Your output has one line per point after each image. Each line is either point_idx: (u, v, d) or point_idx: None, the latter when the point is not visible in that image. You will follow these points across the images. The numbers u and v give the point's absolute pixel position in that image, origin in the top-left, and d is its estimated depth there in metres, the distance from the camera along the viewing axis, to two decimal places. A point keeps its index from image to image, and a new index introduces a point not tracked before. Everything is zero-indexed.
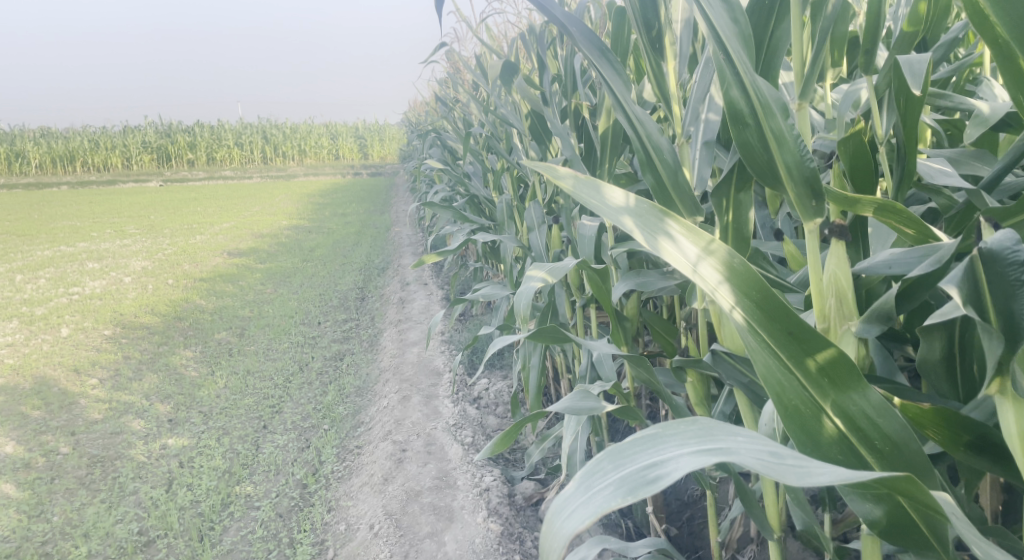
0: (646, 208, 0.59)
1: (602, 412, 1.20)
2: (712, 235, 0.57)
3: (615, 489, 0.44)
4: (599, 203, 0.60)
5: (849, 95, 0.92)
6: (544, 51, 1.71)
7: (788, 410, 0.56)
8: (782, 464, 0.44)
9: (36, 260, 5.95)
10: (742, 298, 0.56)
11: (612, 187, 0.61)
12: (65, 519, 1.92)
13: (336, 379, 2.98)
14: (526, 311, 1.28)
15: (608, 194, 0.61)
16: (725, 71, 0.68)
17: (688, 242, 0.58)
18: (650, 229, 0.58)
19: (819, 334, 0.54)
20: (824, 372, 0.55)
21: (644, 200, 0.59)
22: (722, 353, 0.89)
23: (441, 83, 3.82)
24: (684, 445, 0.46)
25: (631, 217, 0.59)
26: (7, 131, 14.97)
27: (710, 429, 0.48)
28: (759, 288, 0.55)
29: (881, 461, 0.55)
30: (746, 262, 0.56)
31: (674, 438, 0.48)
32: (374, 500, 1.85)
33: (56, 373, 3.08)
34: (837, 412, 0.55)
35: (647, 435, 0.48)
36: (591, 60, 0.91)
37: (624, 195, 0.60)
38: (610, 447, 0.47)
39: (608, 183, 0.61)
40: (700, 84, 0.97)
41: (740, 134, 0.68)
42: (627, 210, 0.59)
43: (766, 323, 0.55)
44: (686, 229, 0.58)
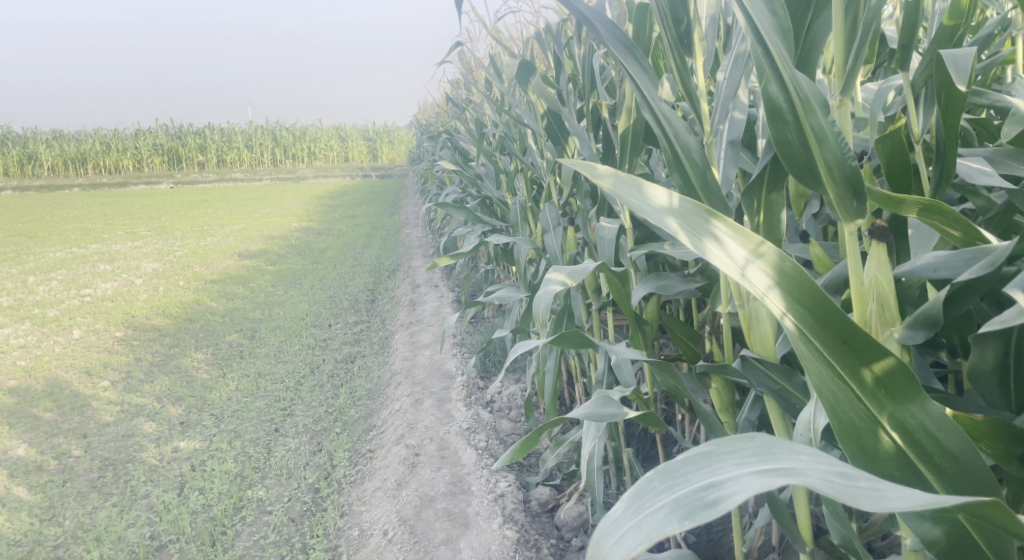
0: (691, 208, 0.56)
1: (624, 418, 1.17)
2: (762, 236, 0.55)
3: (670, 512, 0.42)
4: (640, 203, 0.58)
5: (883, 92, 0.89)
6: (560, 50, 1.68)
7: (842, 424, 0.54)
8: (855, 487, 0.42)
9: (48, 261, 5.99)
10: (793, 304, 0.54)
11: (654, 185, 0.58)
12: (77, 523, 1.90)
13: (347, 382, 2.97)
14: (545, 316, 1.24)
15: (649, 193, 0.58)
16: (764, 65, 0.65)
17: (736, 245, 0.55)
18: (694, 230, 0.56)
19: (877, 344, 0.51)
20: (882, 384, 0.52)
21: (688, 199, 0.57)
22: (752, 359, 0.87)
23: (453, 84, 3.80)
24: (743, 465, 0.44)
25: (674, 218, 0.56)
26: (20, 134, 15.14)
27: (770, 448, 0.46)
28: (812, 293, 0.53)
29: (941, 476, 0.52)
30: (799, 266, 0.53)
31: (730, 457, 0.46)
32: (387, 505, 1.83)
33: (68, 375, 3.08)
34: (894, 426, 0.52)
35: (701, 453, 0.46)
36: (618, 57, 0.89)
37: (667, 194, 0.58)
38: (661, 465, 0.45)
39: (650, 180, 0.58)
40: (729, 82, 0.93)
41: (777, 130, 0.65)
42: (671, 210, 0.57)
43: (819, 331, 0.53)
44: (734, 231, 0.55)
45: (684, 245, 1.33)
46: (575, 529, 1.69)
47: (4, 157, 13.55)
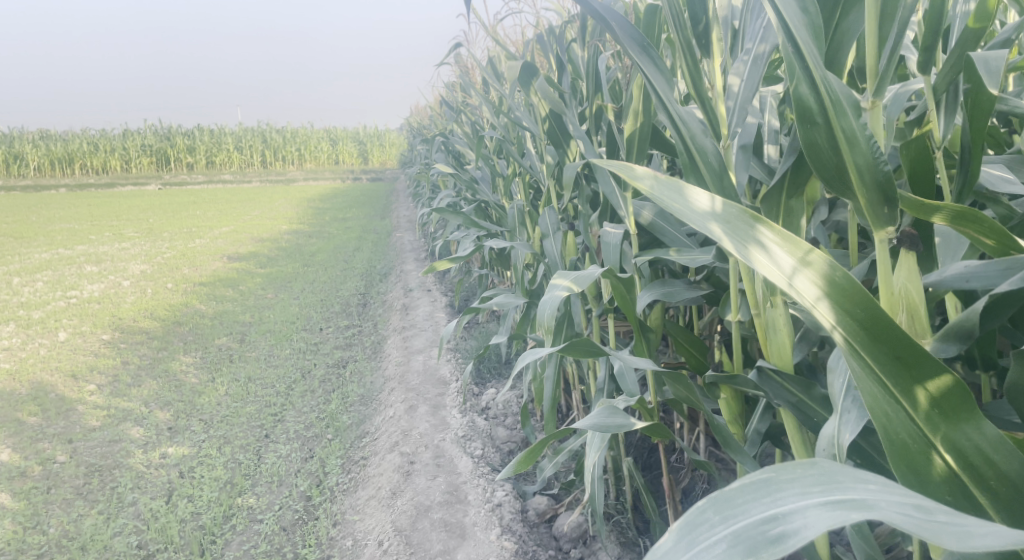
0: (736, 214, 0.56)
1: (631, 429, 1.14)
2: (810, 245, 0.54)
3: (730, 547, 0.43)
4: (683, 207, 0.58)
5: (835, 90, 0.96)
6: (563, 51, 1.67)
7: (895, 446, 0.53)
8: (929, 520, 0.42)
9: (34, 262, 5.89)
10: (844, 317, 0.53)
11: (698, 189, 0.58)
12: (61, 532, 1.84)
13: (339, 387, 2.92)
14: (550, 322, 1.21)
15: (691, 197, 0.58)
16: (794, 64, 0.63)
17: (783, 252, 0.55)
18: (739, 237, 0.55)
19: (932, 361, 0.51)
20: (936, 403, 0.52)
21: (731, 205, 0.57)
22: (768, 370, 0.87)
23: (449, 87, 3.77)
24: (806, 498, 0.45)
25: (719, 223, 0.56)
26: (7, 133, 14.96)
27: (834, 473, 0.47)
28: (865, 307, 0.52)
29: (996, 500, 0.52)
30: (850, 276, 0.52)
31: (793, 485, 0.46)
32: (382, 515, 1.79)
33: (52, 379, 3.01)
34: (948, 449, 0.52)
35: (760, 482, 0.46)
36: (632, 57, 0.86)
37: (710, 199, 0.57)
38: (716, 495, 0.46)
39: (690, 184, 0.58)
40: (747, 85, 0.89)
41: (807, 134, 0.63)
42: (714, 216, 0.56)
43: (872, 346, 0.53)
44: (781, 238, 0.55)
45: (690, 251, 1.31)
46: (574, 540, 1.66)
47: None
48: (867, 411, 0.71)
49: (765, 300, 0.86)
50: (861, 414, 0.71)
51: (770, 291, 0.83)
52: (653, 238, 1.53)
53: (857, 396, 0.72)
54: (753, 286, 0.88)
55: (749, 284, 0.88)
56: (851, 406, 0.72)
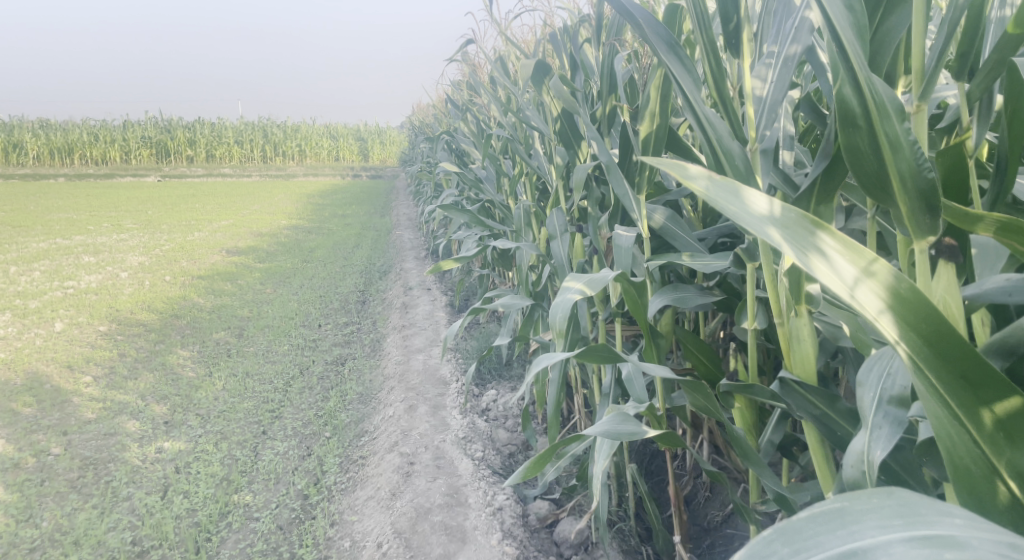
0: (795, 219, 0.53)
1: (642, 437, 1.12)
2: (875, 254, 0.51)
3: None
4: (738, 209, 0.55)
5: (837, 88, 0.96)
6: (577, 50, 1.65)
7: (957, 468, 0.53)
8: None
9: (31, 251, 5.83)
10: (907, 332, 0.51)
11: (755, 191, 0.55)
12: (54, 525, 1.80)
13: (338, 385, 2.89)
14: (563, 325, 1.18)
15: (748, 200, 0.55)
16: (838, 65, 0.62)
17: (846, 261, 0.52)
18: (799, 243, 0.52)
19: (1000, 384, 0.49)
20: (1001, 427, 0.50)
21: (791, 209, 0.54)
22: (791, 381, 0.87)
23: (455, 84, 3.74)
24: (888, 531, 0.44)
25: (777, 228, 0.53)
26: (8, 122, 14.90)
27: (915, 506, 0.46)
28: (931, 323, 0.50)
29: None
30: (916, 289, 0.50)
31: (871, 517, 0.46)
32: (381, 516, 1.76)
33: (48, 369, 2.98)
34: (1012, 474, 0.51)
35: (834, 514, 0.46)
36: (659, 56, 0.86)
37: (768, 201, 0.54)
38: (786, 526, 0.45)
39: (748, 186, 0.55)
40: (776, 88, 0.87)
41: (849, 137, 0.62)
42: (772, 220, 0.54)
43: (936, 364, 0.51)
44: (843, 247, 0.52)
45: (704, 256, 1.31)
46: (576, 547, 1.64)
47: None
48: (898, 427, 0.70)
49: (789, 309, 0.85)
50: (893, 431, 0.71)
51: (795, 299, 0.83)
52: (664, 242, 1.52)
53: (888, 413, 0.71)
54: (777, 295, 0.87)
55: (774, 293, 0.87)
56: (882, 422, 0.71)
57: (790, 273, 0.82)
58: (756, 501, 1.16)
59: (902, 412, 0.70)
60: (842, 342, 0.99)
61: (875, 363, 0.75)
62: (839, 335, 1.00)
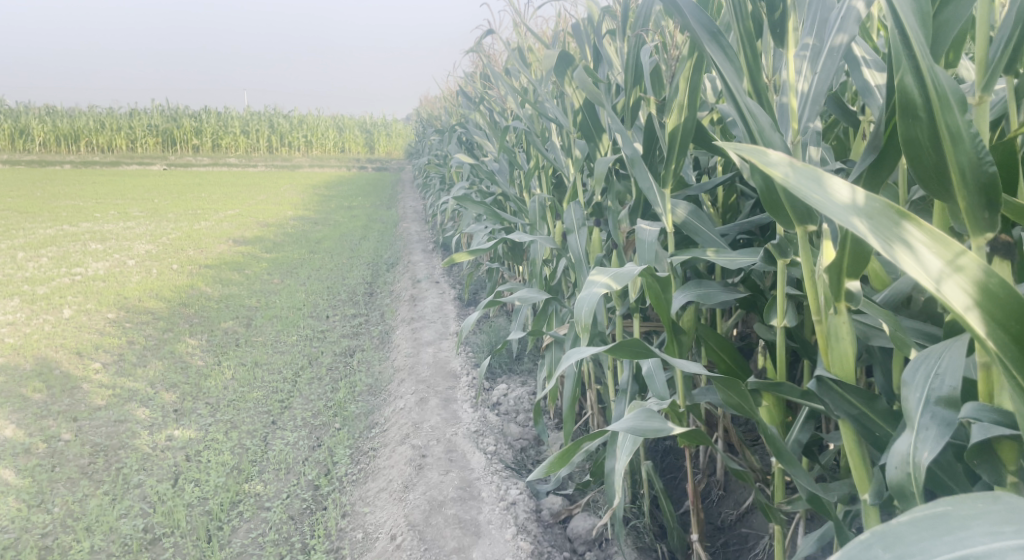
0: (880, 208, 0.53)
1: (668, 434, 1.11)
2: (963, 247, 0.51)
3: None
4: (820, 197, 0.54)
5: (872, 89, 0.96)
6: (601, 42, 1.64)
7: None
8: None
9: (38, 237, 5.83)
10: (994, 328, 0.51)
11: (838, 179, 0.54)
12: (66, 511, 1.79)
13: (347, 376, 2.88)
14: (588, 319, 1.17)
15: (830, 188, 0.54)
16: (901, 53, 0.60)
17: (932, 254, 0.52)
18: (884, 234, 0.52)
19: None
20: None
21: (875, 198, 0.53)
22: (830, 380, 0.86)
23: (468, 76, 3.72)
24: (993, 536, 0.48)
25: (861, 218, 0.53)
26: (15, 108, 14.91)
27: (1020, 511, 0.49)
28: (1019, 318, 0.50)
29: None
30: (1006, 285, 0.50)
31: (978, 522, 0.49)
32: (394, 508, 1.75)
33: (57, 355, 2.97)
34: None
35: (939, 519, 0.50)
36: (703, 45, 0.89)
37: (851, 190, 0.54)
38: (890, 533, 0.50)
39: (831, 174, 0.55)
40: (821, 80, 0.86)
41: (908, 128, 0.61)
42: (856, 210, 0.53)
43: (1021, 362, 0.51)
44: (931, 238, 0.52)
45: (729, 252, 1.29)
46: (589, 543, 1.63)
47: None
48: (946, 429, 0.70)
49: (827, 307, 0.83)
50: (940, 432, 0.70)
51: (834, 296, 0.81)
52: (686, 237, 1.50)
53: (936, 413, 0.71)
54: (815, 293, 0.86)
55: (811, 290, 0.86)
56: (929, 423, 0.71)
57: (830, 269, 0.81)
58: (779, 501, 1.17)
59: (950, 413, 0.70)
60: (874, 340, 0.98)
61: (920, 363, 0.75)
62: (871, 334, 0.99)
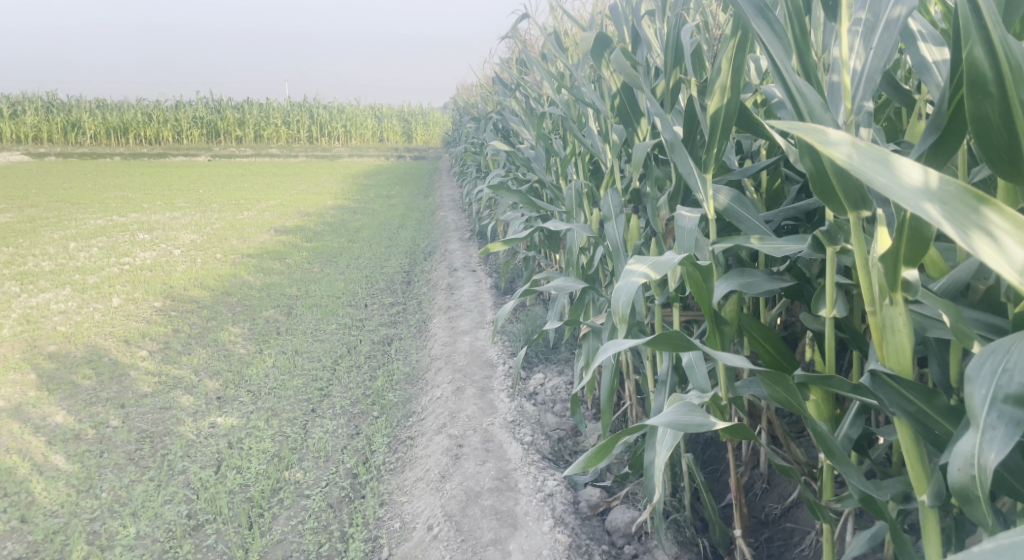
0: (956, 193, 0.50)
1: (711, 429, 1.06)
2: None
3: None
4: (887, 180, 0.52)
5: (928, 66, 0.90)
6: (638, 23, 1.60)
7: None
8: None
9: (90, 228, 6.03)
10: None
11: (907, 160, 0.52)
12: (113, 497, 1.84)
13: (385, 364, 2.90)
14: (626, 309, 1.13)
15: (901, 170, 0.52)
16: (969, 23, 0.56)
17: (1015, 243, 0.49)
18: (962, 222, 0.50)
19: None
20: None
21: (950, 182, 0.50)
22: (884, 375, 0.81)
23: (504, 62, 3.68)
24: None
25: (936, 204, 0.50)
26: (68, 102, 15.45)
27: None
28: None
29: None
30: None
31: None
32: (431, 498, 1.75)
33: (106, 343, 3.06)
34: None
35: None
36: (749, 20, 0.85)
37: (924, 172, 0.51)
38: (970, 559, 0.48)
39: (901, 155, 0.52)
40: (876, 57, 0.80)
41: (977, 105, 0.57)
42: (930, 194, 0.50)
43: None
44: (1013, 226, 0.49)
45: (773, 239, 1.23)
46: (629, 536, 1.60)
47: (49, 123, 13.94)
48: (1015, 429, 0.65)
49: (882, 297, 0.78)
50: (1008, 432, 0.65)
51: (890, 286, 0.76)
52: (728, 223, 1.44)
53: (1004, 412, 0.66)
54: (868, 282, 0.81)
55: (864, 279, 0.80)
56: (996, 422, 0.66)
57: (886, 257, 0.76)
58: (828, 498, 1.11)
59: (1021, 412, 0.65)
60: (930, 331, 0.92)
61: (986, 356, 0.69)
62: (927, 325, 0.93)
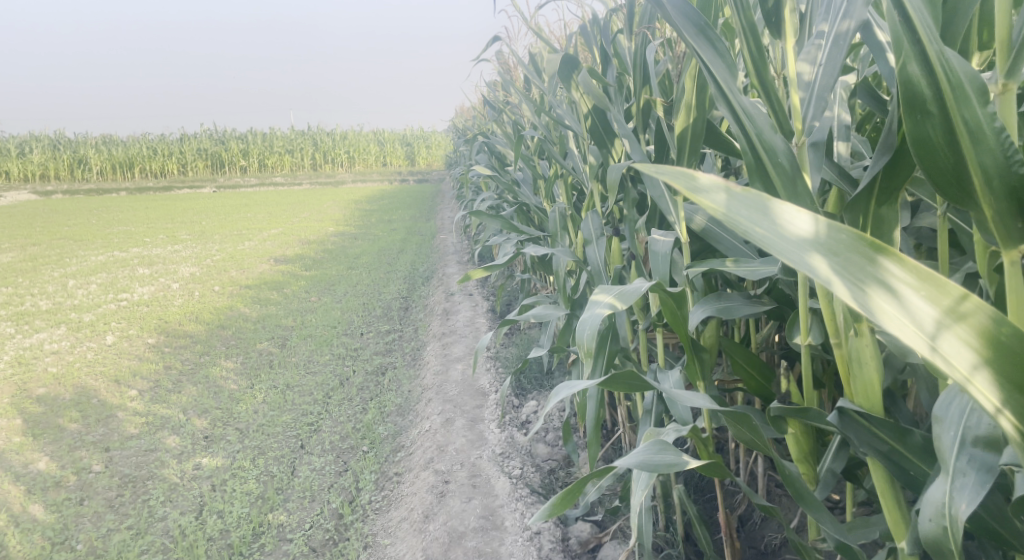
0: (847, 244, 0.48)
1: (684, 468, 1.01)
2: (958, 289, 0.45)
3: None
4: (770, 231, 0.49)
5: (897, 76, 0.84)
6: (606, 43, 1.57)
7: None
8: None
9: (90, 264, 6.04)
10: (1004, 386, 0.46)
11: (790, 208, 0.49)
12: (89, 548, 1.80)
13: (377, 396, 2.85)
14: (592, 342, 1.08)
15: (785, 220, 0.49)
16: (903, 39, 0.56)
17: (917, 297, 0.46)
18: (853, 276, 0.47)
19: None
20: None
21: (840, 232, 0.48)
22: (853, 412, 0.75)
23: (492, 84, 3.67)
24: None
25: (826, 256, 0.48)
26: (73, 140, 15.67)
27: None
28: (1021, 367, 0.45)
29: None
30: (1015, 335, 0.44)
31: None
32: (413, 540, 1.69)
33: (96, 383, 3.03)
34: None
35: None
36: (689, 40, 0.81)
37: (809, 221, 0.48)
38: None
39: (784, 203, 0.49)
40: (826, 72, 0.76)
41: (917, 126, 0.55)
42: (818, 246, 0.48)
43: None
44: (915, 279, 0.46)
45: (749, 262, 1.17)
46: None
47: (56, 161, 14.12)
48: (986, 475, 0.59)
49: (847, 327, 0.72)
50: (980, 480, 0.59)
51: (853, 317, 0.70)
52: (706, 245, 1.39)
53: (974, 457, 0.60)
54: (832, 312, 0.74)
55: (828, 309, 0.74)
56: (966, 468, 0.60)
57: None
58: (814, 539, 1.05)
59: (992, 457, 0.59)
60: (911, 358, 0.84)
61: (955, 395, 0.63)
62: (908, 350, 0.85)
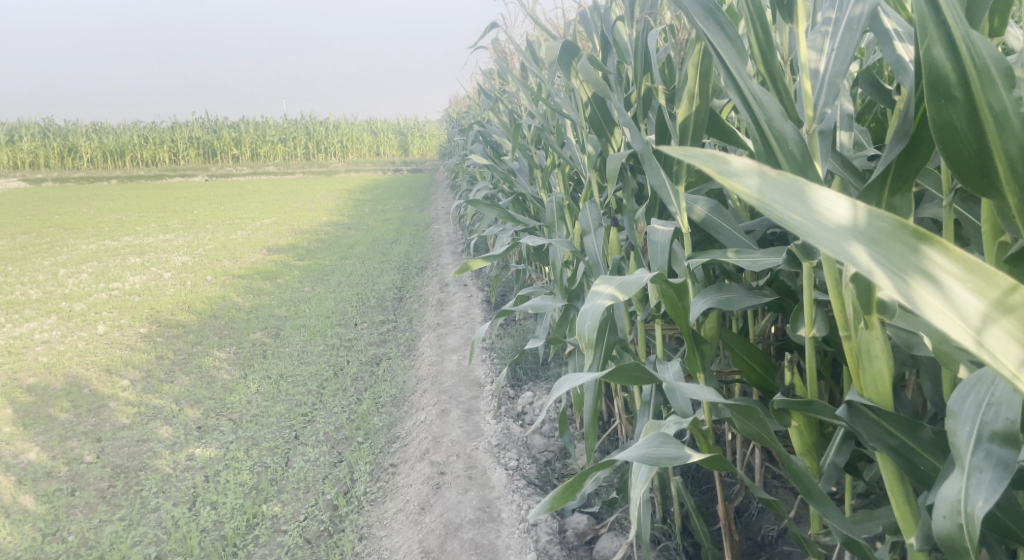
0: (889, 232, 0.46)
1: (686, 462, 1.00)
2: (1005, 280, 0.44)
3: None
4: (807, 218, 0.47)
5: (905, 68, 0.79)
6: (606, 30, 1.54)
7: None
8: None
9: (80, 253, 5.98)
10: None
11: (828, 194, 0.47)
12: (81, 539, 1.78)
13: (371, 387, 2.83)
14: (593, 334, 1.06)
15: (823, 207, 0.47)
16: (927, 22, 0.54)
17: (963, 289, 0.45)
18: (896, 266, 0.46)
19: None
20: None
21: (881, 219, 0.46)
22: (862, 405, 0.74)
23: (488, 73, 3.63)
24: None
25: (867, 245, 0.46)
26: (63, 127, 15.49)
27: None
28: None
29: None
30: None
31: None
32: (409, 532, 1.68)
33: (87, 373, 2.99)
34: None
35: None
36: (698, 25, 0.79)
37: (848, 208, 0.47)
38: None
39: (822, 189, 0.47)
40: (838, 58, 0.74)
41: (941, 111, 0.53)
42: (858, 234, 0.46)
43: None
44: (962, 270, 0.45)
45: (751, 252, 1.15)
46: None
47: (46, 148, 13.97)
48: (1004, 471, 0.58)
49: (857, 320, 0.71)
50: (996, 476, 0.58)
51: (864, 309, 0.69)
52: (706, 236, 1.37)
53: (991, 452, 0.59)
54: (842, 305, 0.73)
55: (838, 303, 0.73)
56: (982, 464, 0.59)
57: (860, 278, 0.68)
58: (816, 532, 1.04)
59: (1009, 453, 0.58)
60: (918, 350, 0.83)
61: (972, 389, 0.62)
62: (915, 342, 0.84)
